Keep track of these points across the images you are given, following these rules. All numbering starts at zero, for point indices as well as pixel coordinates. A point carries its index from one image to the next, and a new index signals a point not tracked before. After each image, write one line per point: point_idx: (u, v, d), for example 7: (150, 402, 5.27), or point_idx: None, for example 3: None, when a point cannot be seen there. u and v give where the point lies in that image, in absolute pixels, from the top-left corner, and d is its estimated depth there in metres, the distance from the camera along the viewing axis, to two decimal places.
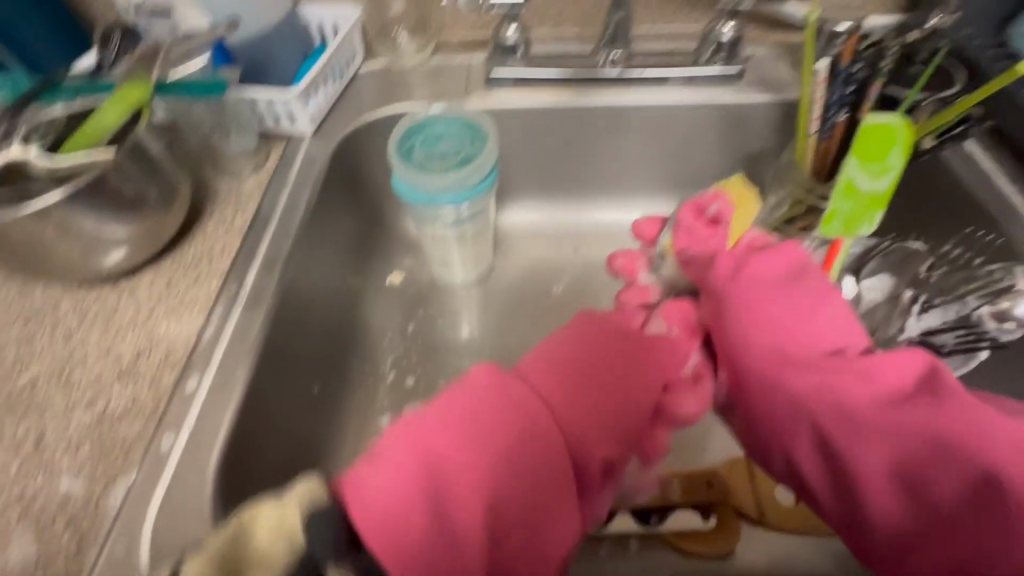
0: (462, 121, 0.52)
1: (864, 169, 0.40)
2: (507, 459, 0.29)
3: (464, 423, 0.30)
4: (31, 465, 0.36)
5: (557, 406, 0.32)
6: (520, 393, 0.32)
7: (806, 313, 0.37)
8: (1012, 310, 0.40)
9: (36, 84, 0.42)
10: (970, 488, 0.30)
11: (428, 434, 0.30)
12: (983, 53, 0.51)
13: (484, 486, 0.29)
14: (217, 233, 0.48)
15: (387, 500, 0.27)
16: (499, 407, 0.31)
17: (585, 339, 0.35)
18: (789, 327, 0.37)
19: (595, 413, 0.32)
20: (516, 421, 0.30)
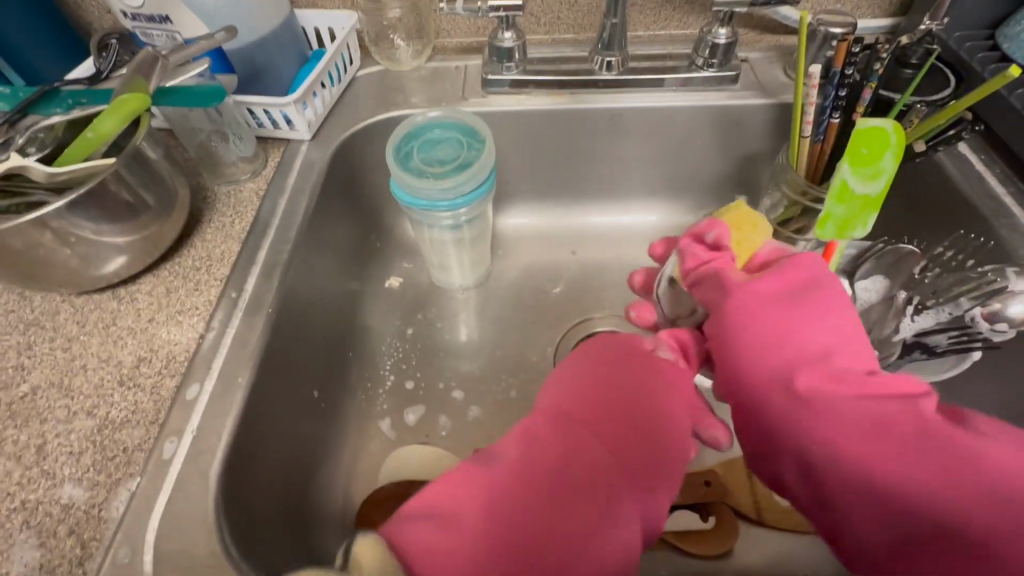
0: (460, 127, 0.53)
1: (857, 173, 0.41)
2: (552, 488, 0.27)
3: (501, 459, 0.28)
4: (33, 472, 0.36)
5: (590, 423, 0.30)
6: (544, 422, 0.30)
7: (800, 322, 0.32)
8: (1004, 310, 0.40)
9: (35, 94, 0.42)
10: (971, 511, 0.26)
11: (465, 478, 0.28)
12: (974, 55, 0.51)
13: (535, 521, 0.26)
14: (217, 239, 0.48)
15: (439, 554, 0.25)
16: (532, 437, 0.29)
17: (609, 360, 0.33)
18: (781, 339, 0.32)
19: (632, 427, 0.30)
20: (558, 445, 0.28)
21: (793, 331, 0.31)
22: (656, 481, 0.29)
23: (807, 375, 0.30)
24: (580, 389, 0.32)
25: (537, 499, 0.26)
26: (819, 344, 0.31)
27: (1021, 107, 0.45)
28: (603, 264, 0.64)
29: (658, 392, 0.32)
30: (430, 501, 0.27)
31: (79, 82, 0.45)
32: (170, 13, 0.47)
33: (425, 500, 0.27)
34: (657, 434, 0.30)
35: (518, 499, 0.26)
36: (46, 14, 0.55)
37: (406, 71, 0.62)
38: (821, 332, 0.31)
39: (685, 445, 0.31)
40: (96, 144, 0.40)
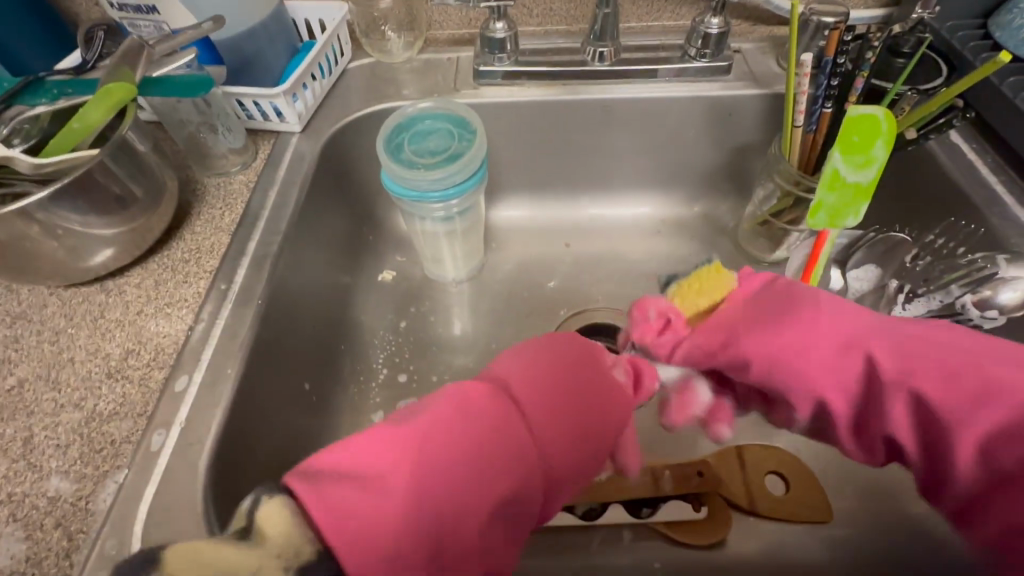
0: (451, 118, 0.52)
1: (848, 161, 0.41)
2: (478, 462, 0.27)
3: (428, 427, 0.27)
4: (20, 465, 0.35)
5: (532, 417, 0.29)
6: (490, 404, 0.28)
7: (816, 307, 0.34)
8: (994, 297, 0.41)
9: (19, 85, 0.42)
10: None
11: (385, 441, 0.26)
12: (966, 44, 0.51)
13: (457, 493, 0.26)
14: (206, 232, 0.48)
15: (354, 520, 0.24)
16: (459, 409, 0.28)
17: (563, 356, 0.32)
18: (808, 320, 0.34)
19: (568, 411, 0.30)
20: (497, 435, 0.27)
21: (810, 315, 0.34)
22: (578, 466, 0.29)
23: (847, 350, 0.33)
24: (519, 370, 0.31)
25: (460, 470, 0.26)
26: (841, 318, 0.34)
27: (1011, 95, 0.46)
28: (597, 257, 0.64)
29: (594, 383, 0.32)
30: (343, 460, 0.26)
31: (64, 71, 0.45)
32: (159, 3, 0.47)
33: (339, 460, 0.26)
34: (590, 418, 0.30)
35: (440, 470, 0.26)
36: (30, 7, 0.54)
37: (398, 62, 0.61)
38: (838, 310, 0.34)
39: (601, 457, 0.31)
40: (82, 135, 0.40)
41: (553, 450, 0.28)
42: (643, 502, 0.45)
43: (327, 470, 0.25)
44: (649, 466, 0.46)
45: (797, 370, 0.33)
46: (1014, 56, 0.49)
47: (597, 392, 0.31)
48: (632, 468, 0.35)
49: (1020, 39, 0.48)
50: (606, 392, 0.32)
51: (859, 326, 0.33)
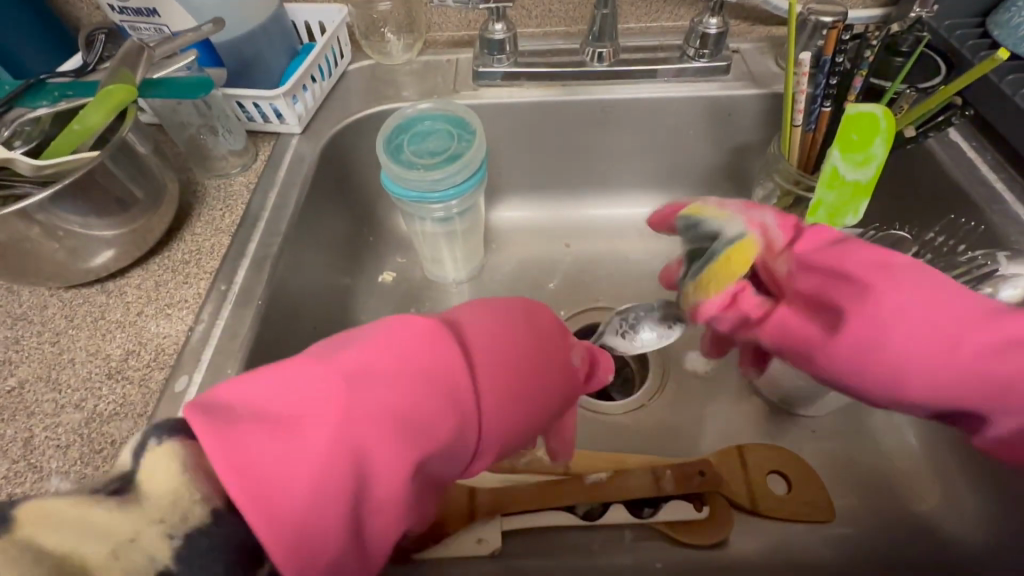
0: (450, 118, 0.52)
1: (847, 159, 0.41)
2: (410, 405, 0.26)
3: (355, 364, 0.26)
4: (20, 466, 0.35)
5: (477, 389, 0.28)
6: (439, 371, 0.27)
7: (904, 276, 0.31)
8: (994, 295, 0.40)
9: (20, 88, 0.42)
10: None
11: (305, 376, 0.25)
12: (965, 42, 0.51)
13: (383, 437, 0.25)
14: (206, 233, 0.48)
15: (269, 474, 0.22)
16: (390, 346, 0.27)
17: (516, 330, 0.31)
18: (893, 293, 0.31)
19: (512, 358, 0.30)
20: (440, 403, 0.26)
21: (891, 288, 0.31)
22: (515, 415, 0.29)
23: (936, 326, 0.30)
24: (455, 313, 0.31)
25: (392, 414, 0.25)
26: (928, 287, 0.31)
27: (1010, 93, 0.46)
28: (597, 256, 0.64)
29: (532, 331, 0.32)
30: (255, 395, 0.24)
31: (65, 74, 0.45)
32: (159, 6, 0.47)
33: (251, 396, 0.24)
34: (529, 367, 0.30)
35: (364, 410, 0.25)
36: (32, 7, 0.55)
37: (397, 64, 0.62)
38: (923, 278, 0.31)
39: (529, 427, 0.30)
40: (83, 137, 0.40)
41: (488, 397, 0.28)
42: (644, 502, 0.45)
43: (235, 407, 0.24)
44: (651, 466, 0.46)
45: (865, 355, 0.31)
46: (1013, 54, 0.49)
47: (535, 341, 0.32)
48: (562, 452, 0.39)
49: (1019, 37, 0.48)
50: (544, 339, 0.32)
51: (947, 298, 0.30)
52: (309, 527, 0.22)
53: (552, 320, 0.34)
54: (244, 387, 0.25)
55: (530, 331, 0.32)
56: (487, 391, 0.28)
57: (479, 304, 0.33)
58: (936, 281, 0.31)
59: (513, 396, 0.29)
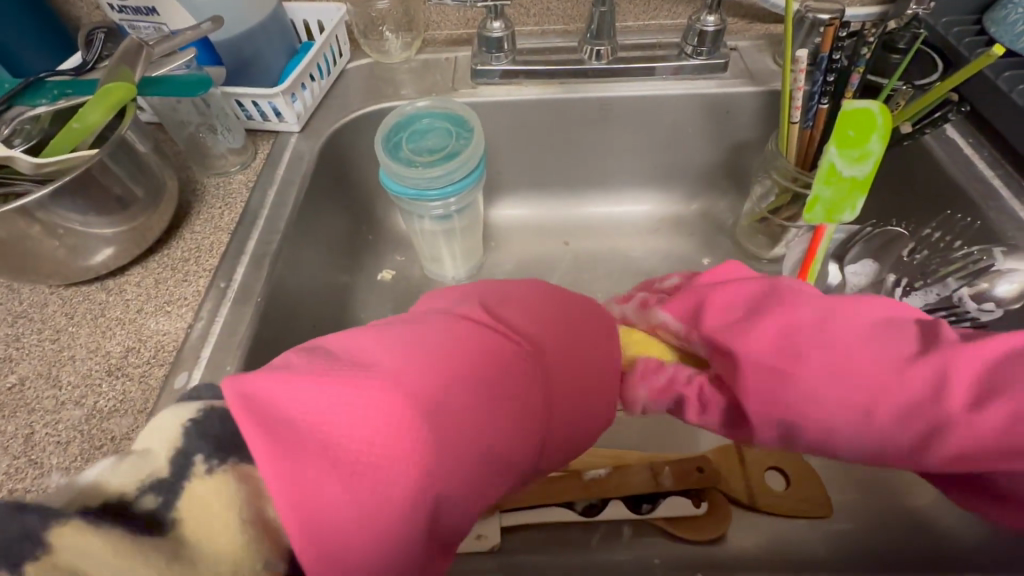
0: (448, 116, 0.53)
1: (843, 155, 0.41)
2: (492, 437, 0.26)
3: (436, 387, 0.25)
4: (21, 462, 0.36)
5: (528, 398, 0.28)
6: (487, 384, 0.27)
7: (801, 326, 0.32)
8: (990, 290, 0.42)
9: (20, 85, 0.42)
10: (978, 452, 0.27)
11: (382, 394, 0.24)
12: (961, 39, 0.52)
13: (466, 470, 0.25)
14: (205, 231, 0.48)
15: (331, 509, 0.21)
16: (469, 367, 0.27)
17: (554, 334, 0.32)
18: (808, 373, 0.30)
19: (574, 384, 0.31)
20: (494, 416, 0.26)
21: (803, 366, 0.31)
22: (567, 443, 0.30)
23: (846, 400, 0.29)
24: (516, 324, 0.31)
25: (472, 446, 0.25)
26: (842, 355, 0.30)
27: (1007, 89, 0.46)
28: (596, 254, 0.64)
29: (586, 348, 0.33)
30: (326, 410, 0.23)
31: (64, 72, 0.45)
32: (157, 5, 0.47)
33: (319, 410, 0.23)
34: (585, 394, 0.31)
35: (446, 439, 0.24)
36: (33, 7, 0.55)
37: (396, 63, 0.62)
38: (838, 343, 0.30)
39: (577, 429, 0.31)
40: (82, 135, 0.40)
41: (545, 414, 0.28)
42: (642, 498, 0.45)
43: (292, 430, 0.22)
44: (649, 462, 0.46)
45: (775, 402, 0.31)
46: (1009, 51, 0.49)
47: (591, 361, 0.32)
48: None
49: (1016, 34, 0.48)
50: (597, 358, 0.33)
51: (840, 339, 0.30)
52: (374, 560, 0.22)
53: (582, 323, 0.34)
54: (310, 397, 0.23)
55: (585, 351, 0.32)
56: (553, 419, 0.29)
57: (540, 316, 0.33)
58: (853, 344, 0.30)
59: (569, 425, 0.30)
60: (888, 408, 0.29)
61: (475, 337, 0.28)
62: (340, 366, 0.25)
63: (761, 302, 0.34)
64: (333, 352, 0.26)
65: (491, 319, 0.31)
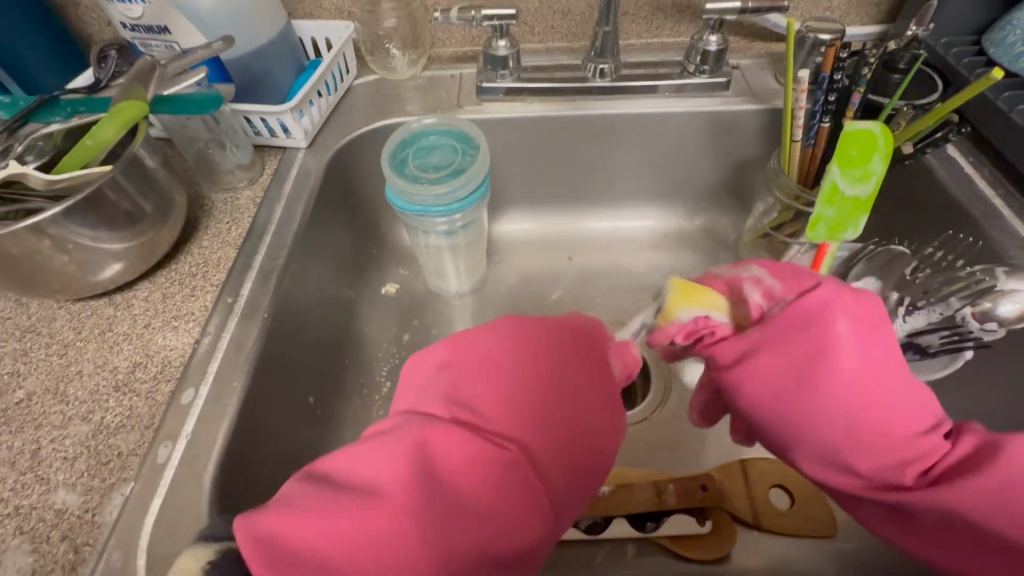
0: (453, 134, 0.53)
1: (846, 175, 0.42)
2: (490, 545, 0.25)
3: (426, 504, 0.25)
4: (28, 478, 0.36)
5: (510, 484, 0.27)
6: (463, 476, 0.26)
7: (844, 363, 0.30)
8: (994, 310, 0.40)
9: (34, 103, 0.43)
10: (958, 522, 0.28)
11: (380, 528, 0.24)
12: (960, 61, 0.52)
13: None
14: (212, 247, 0.48)
15: None
16: (451, 474, 0.26)
17: (530, 392, 0.31)
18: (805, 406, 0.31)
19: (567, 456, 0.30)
20: (470, 513, 0.26)
21: (807, 394, 0.31)
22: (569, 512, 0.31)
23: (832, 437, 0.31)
24: (498, 402, 0.30)
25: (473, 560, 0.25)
26: (861, 409, 0.30)
27: (1006, 109, 0.46)
28: (601, 270, 0.65)
29: (581, 405, 0.32)
30: (331, 550, 0.24)
31: (77, 91, 0.46)
32: (169, 23, 0.47)
33: (310, 540, 0.24)
34: (588, 463, 0.30)
35: (445, 558, 0.25)
36: (49, 27, 0.56)
37: (401, 79, 0.63)
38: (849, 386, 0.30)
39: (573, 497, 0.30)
40: (95, 151, 0.41)
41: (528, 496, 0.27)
42: (647, 516, 0.45)
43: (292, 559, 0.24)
44: (654, 480, 0.46)
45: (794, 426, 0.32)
46: (1008, 72, 0.50)
47: (591, 418, 0.31)
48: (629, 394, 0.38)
49: (1014, 55, 0.49)
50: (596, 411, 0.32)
51: (877, 385, 0.30)
52: None
53: (574, 373, 0.33)
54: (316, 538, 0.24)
55: (582, 412, 0.31)
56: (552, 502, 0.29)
57: (524, 386, 0.31)
58: (871, 388, 0.30)
59: (571, 497, 0.30)
60: (877, 457, 0.30)
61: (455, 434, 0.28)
62: (337, 496, 0.25)
63: (797, 320, 0.32)
64: (333, 475, 0.27)
65: (473, 402, 0.30)
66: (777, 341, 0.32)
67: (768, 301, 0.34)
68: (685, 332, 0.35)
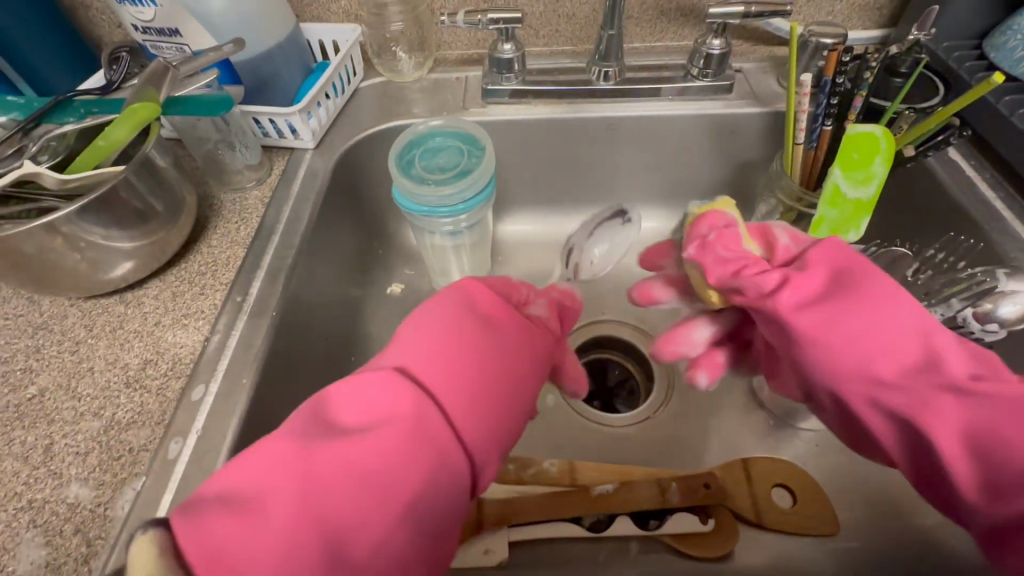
0: (459, 135, 0.54)
1: (848, 178, 0.42)
2: (384, 473, 0.27)
3: (322, 440, 0.28)
4: (41, 472, 0.36)
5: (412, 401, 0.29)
6: (369, 407, 0.29)
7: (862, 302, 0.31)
8: (995, 311, 0.41)
9: (49, 104, 0.44)
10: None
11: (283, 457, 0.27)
12: (962, 65, 0.53)
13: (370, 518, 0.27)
14: (221, 246, 0.49)
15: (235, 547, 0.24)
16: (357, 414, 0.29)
17: (431, 339, 0.33)
18: (834, 332, 0.32)
19: (481, 408, 0.31)
20: (371, 435, 0.28)
21: (839, 319, 0.32)
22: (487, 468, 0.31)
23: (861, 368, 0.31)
24: (423, 353, 0.32)
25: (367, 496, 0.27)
26: (882, 343, 0.31)
27: (1007, 113, 0.47)
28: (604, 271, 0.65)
29: (502, 362, 0.33)
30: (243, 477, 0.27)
31: (90, 92, 0.47)
32: (180, 26, 0.48)
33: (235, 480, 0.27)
34: (496, 395, 0.32)
35: (336, 490, 0.27)
36: (60, 30, 0.57)
37: (408, 81, 0.63)
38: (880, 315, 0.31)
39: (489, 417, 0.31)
40: (107, 151, 0.42)
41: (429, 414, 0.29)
42: (650, 514, 0.45)
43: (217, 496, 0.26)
44: (656, 478, 0.46)
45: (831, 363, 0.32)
46: (1010, 76, 0.50)
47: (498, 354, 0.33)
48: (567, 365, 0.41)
49: (1014, 60, 0.49)
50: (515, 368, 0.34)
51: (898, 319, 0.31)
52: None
53: (485, 320, 0.35)
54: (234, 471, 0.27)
55: (490, 354, 0.33)
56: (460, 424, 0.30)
57: (446, 341, 0.33)
58: (897, 323, 0.31)
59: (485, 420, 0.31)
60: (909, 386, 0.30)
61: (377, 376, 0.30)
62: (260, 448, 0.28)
63: (837, 256, 0.34)
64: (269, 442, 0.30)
65: (402, 356, 0.32)
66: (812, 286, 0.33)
67: (795, 245, 0.38)
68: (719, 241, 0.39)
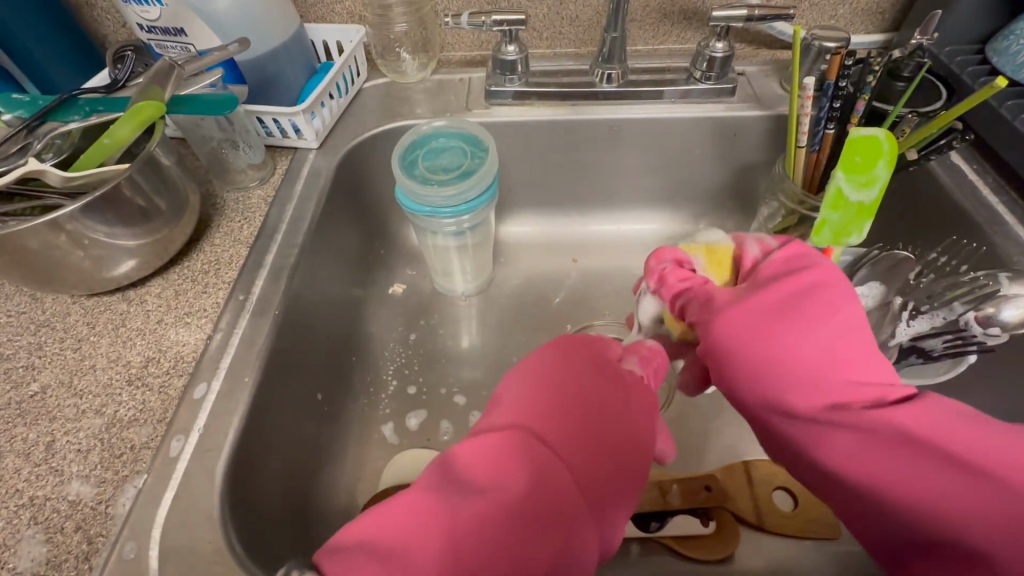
0: (462, 136, 0.54)
1: (851, 180, 0.42)
2: (520, 514, 0.26)
3: (453, 489, 0.27)
4: (42, 469, 0.36)
5: (551, 442, 0.29)
6: (496, 441, 0.29)
7: (806, 321, 0.32)
8: (997, 314, 0.41)
9: (54, 103, 0.44)
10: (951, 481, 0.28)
11: (414, 501, 0.27)
12: (964, 69, 0.53)
13: (495, 561, 0.25)
14: (226, 243, 0.49)
15: None
16: (484, 467, 0.28)
17: (540, 384, 0.33)
18: (779, 349, 0.32)
19: (593, 460, 0.29)
20: (505, 476, 0.27)
21: (788, 340, 0.32)
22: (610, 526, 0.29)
23: (800, 397, 0.31)
24: (528, 410, 0.31)
25: (502, 537, 0.26)
26: (830, 367, 0.31)
27: (1010, 117, 0.47)
28: (605, 272, 0.65)
29: (620, 414, 0.32)
30: (372, 529, 0.26)
31: (96, 90, 0.47)
32: (185, 25, 0.48)
33: (373, 530, 0.26)
34: (622, 437, 0.31)
35: (476, 540, 0.25)
36: (69, 30, 0.57)
37: (411, 82, 0.64)
38: (821, 338, 0.31)
39: (619, 464, 0.30)
40: (112, 149, 0.42)
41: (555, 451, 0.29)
42: (651, 517, 0.45)
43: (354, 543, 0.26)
44: (657, 480, 0.47)
45: (786, 390, 0.32)
46: (1012, 80, 0.50)
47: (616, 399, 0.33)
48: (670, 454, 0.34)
49: (1017, 64, 0.49)
50: (637, 425, 0.32)
51: (845, 344, 0.31)
52: None
53: (601, 362, 0.35)
54: (361, 522, 0.27)
55: (614, 402, 0.32)
56: (579, 467, 0.29)
57: (557, 389, 0.32)
58: (840, 351, 0.31)
59: (611, 470, 0.30)
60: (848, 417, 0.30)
61: (498, 432, 0.30)
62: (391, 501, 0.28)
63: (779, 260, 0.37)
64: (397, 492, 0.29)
65: (522, 404, 0.32)
66: (763, 303, 0.34)
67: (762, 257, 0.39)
68: (679, 281, 0.40)
